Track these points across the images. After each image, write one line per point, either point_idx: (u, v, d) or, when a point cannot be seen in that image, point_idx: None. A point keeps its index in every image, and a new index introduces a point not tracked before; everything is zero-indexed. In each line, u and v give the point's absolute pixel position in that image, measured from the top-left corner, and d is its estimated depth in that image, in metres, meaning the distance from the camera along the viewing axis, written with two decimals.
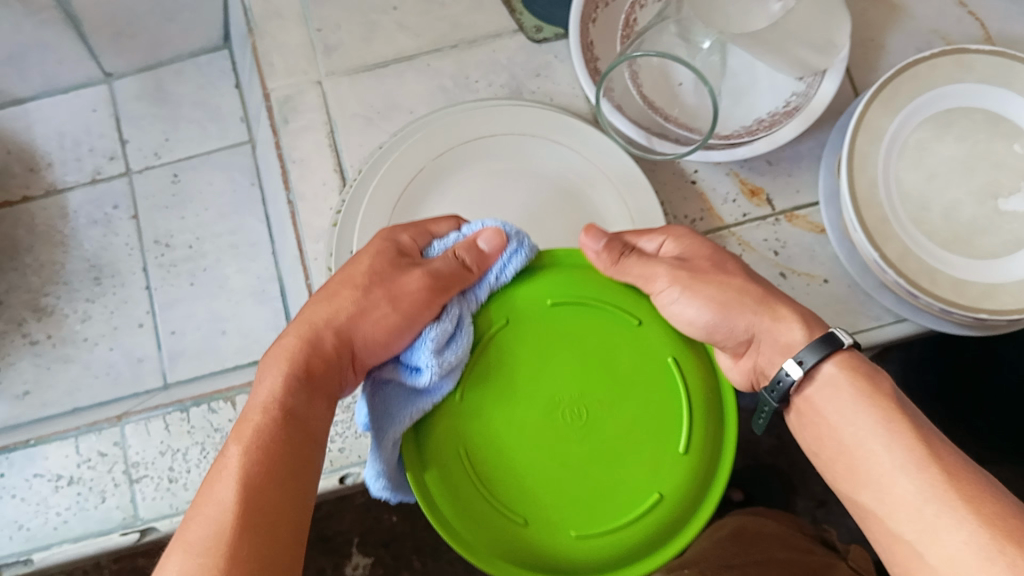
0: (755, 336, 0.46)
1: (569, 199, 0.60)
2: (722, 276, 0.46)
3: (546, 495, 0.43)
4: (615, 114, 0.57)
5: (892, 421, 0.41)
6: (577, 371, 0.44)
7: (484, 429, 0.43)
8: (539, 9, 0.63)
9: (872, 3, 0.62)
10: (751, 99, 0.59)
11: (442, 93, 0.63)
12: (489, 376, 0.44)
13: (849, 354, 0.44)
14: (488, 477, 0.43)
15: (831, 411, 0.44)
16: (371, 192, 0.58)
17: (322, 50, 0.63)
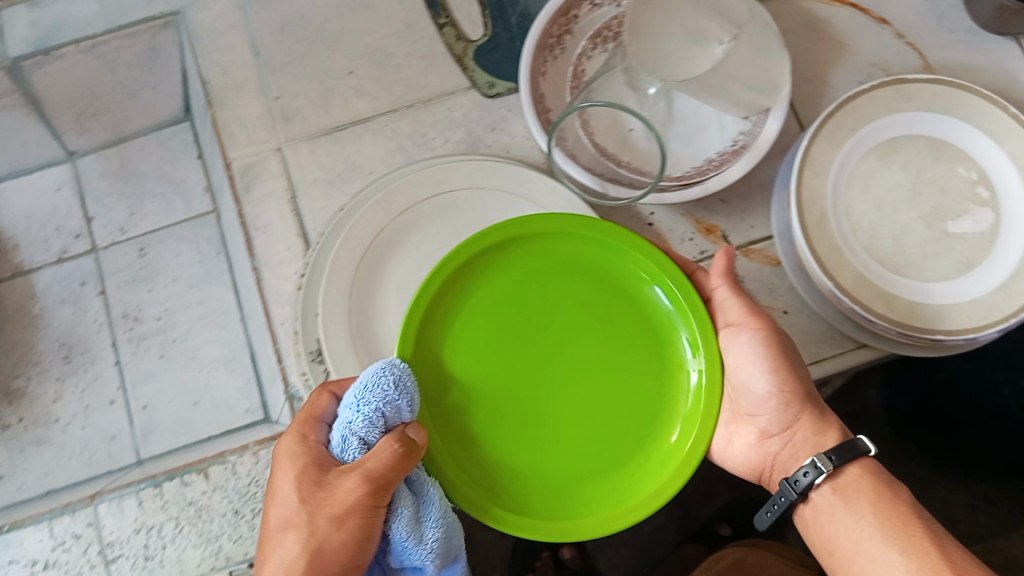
0: (794, 425, 0.51)
1: None
2: (796, 364, 0.51)
3: (490, 396, 0.50)
4: (568, 163, 0.57)
5: (908, 525, 0.46)
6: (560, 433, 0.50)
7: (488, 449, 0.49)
8: (491, 66, 0.65)
9: (813, 42, 0.64)
10: (701, 140, 0.60)
11: (399, 153, 0.64)
12: (524, 472, 0.49)
13: (870, 461, 0.49)
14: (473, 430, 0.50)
15: (847, 513, 0.47)
16: (333, 252, 0.58)
17: (281, 118, 0.64)
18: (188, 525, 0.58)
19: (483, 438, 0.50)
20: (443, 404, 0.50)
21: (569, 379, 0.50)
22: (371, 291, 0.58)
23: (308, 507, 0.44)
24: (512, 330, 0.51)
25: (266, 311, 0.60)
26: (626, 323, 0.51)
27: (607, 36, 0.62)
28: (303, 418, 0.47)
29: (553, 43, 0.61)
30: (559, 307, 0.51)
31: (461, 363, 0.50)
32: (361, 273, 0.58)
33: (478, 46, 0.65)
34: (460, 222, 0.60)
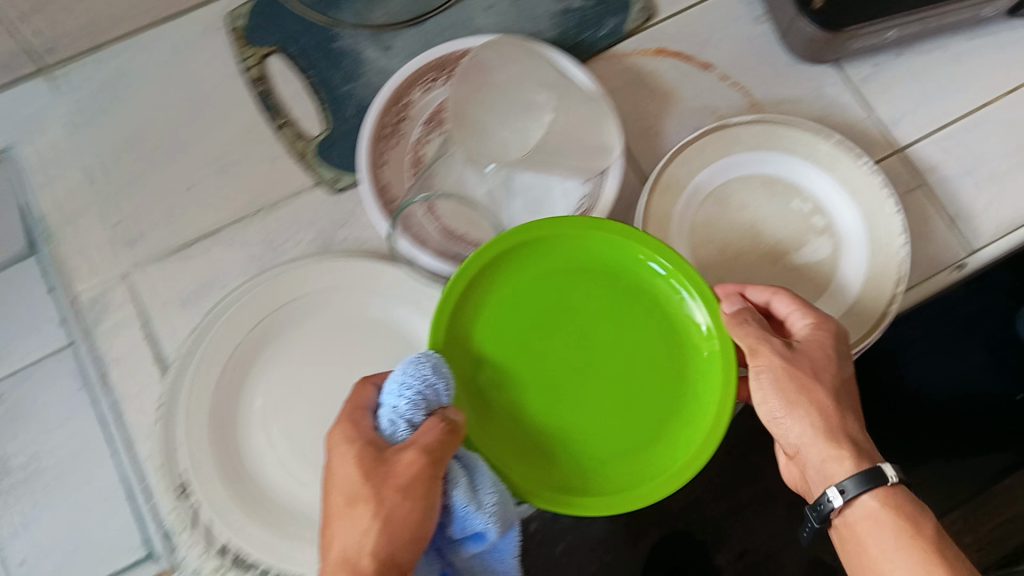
0: (807, 452, 0.48)
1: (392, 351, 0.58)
2: (817, 386, 0.48)
3: (509, 382, 0.51)
4: (415, 250, 0.57)
5: (930, 566, 0.42)
6: (591, 409, 0.50)
7: (544, 423, 0.50)
8: (335, 159, 0.64)
9: (643, 95, 0.66)
10: (550, 209, 0.60)
11: (252, 262, 0.62)
12: (557, 459, 0.50)
13: (893, 489, 0.45)
14: (522, 410, 0.50)
15: (872, 548, 0.45)
16: (189, 384, 0.56)
17: (124, 244, 0.62)
18: None
19: (512, 417, 0.50)
20: (500, 379, 0.51)
21: (596, 358, 0.51)
22: (235, 416, 0.57)
23: (374, 482, 0.39)
24: (564, 308, 0.52)
25: (130, 447, 0.59)
26: (632, 301, 0.52)
27: (439, 120, 0.62)
28: (370, 406, 0.44)
29: (389, 133, 0.61)
30: (557, 293, 0.52)
31: (488, 337, 0.51)
32: (222, 399, 0.57)
33: (319, 143, 0.64)
34: (320, 323, 0.59)
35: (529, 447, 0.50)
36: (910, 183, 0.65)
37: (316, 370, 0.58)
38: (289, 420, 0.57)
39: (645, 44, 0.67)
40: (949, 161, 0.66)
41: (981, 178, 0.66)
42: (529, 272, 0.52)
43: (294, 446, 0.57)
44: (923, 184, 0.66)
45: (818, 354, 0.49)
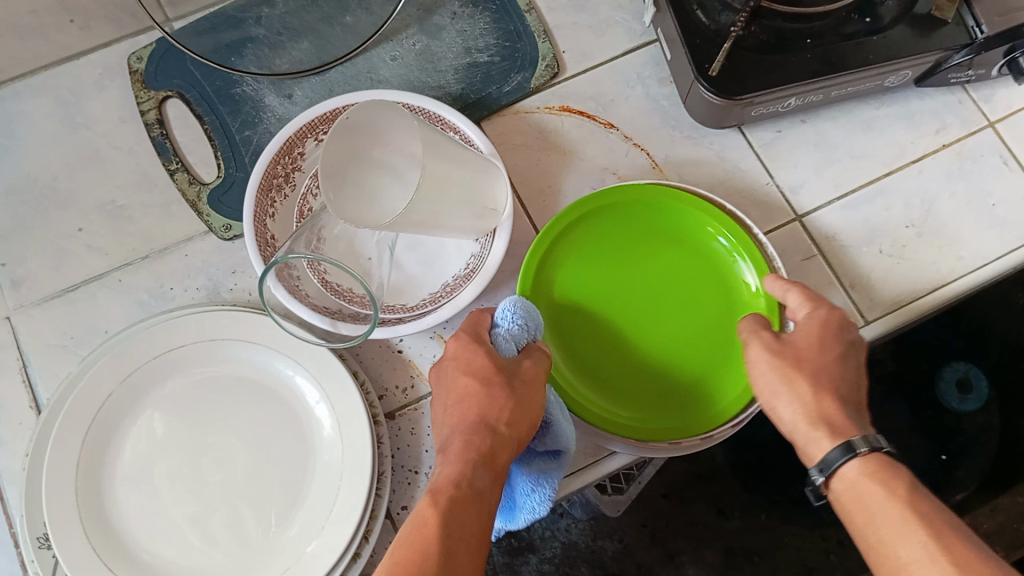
0: (797, 434, 0.49)
1: (270, 403, 0.58)
2: (815, 360, 0.50)
3: (635, 312, 0.58)
4: (294, 303, 0.56)
5: (912, 517, 0.42)
6: (625, 349, 0.58)
7: (609, 355, 0.58)
8: (227, 208, 0.64)
9: (544, 152, 0.66)
10: (442, 265, 0.61)
11: (138, 307, 0.62)
12: (624, 393, 0.57)
13: (876, 455, 0.46)
14: (579, 342, 0.58)
15: (857, 512, 0.44)
16: (54, 435, 0.55)
17: (10, 285, 0.62)
18: None
19: (594, 358, 0.57)
20: (555, 317, 0.58)
21: (648, 302, 0.58)
22: (102, 466, 0.56)
23: (483, 382, 0.50)
24: (611, 272, 0.59)
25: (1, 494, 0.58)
26: (692, 259, 0.59)
27: None
28: (470, 336, 0.53)
29: (281, 183, 0.61)
30: (635, 250, 0.59)
31: (574, 279, 0.58)
32: (90, 447, 0.56)
33: (212, 189, 0.64)
34: (199, 372, 0.59)
35: (655, 371, 0.57)
36: (810, 251, 0.64)
37: (192, 420, 0.58)
38: (161, 470, 0.57)
39: (550, 101, 0.67)
40: (851, 229, 0.65)
41: (880, 249, 0.64)
42: (587, 238, 0.59)
43: (162, 497, 0.57)
44: (822, 252, 0.64)
45: (805, 342, 0.51)
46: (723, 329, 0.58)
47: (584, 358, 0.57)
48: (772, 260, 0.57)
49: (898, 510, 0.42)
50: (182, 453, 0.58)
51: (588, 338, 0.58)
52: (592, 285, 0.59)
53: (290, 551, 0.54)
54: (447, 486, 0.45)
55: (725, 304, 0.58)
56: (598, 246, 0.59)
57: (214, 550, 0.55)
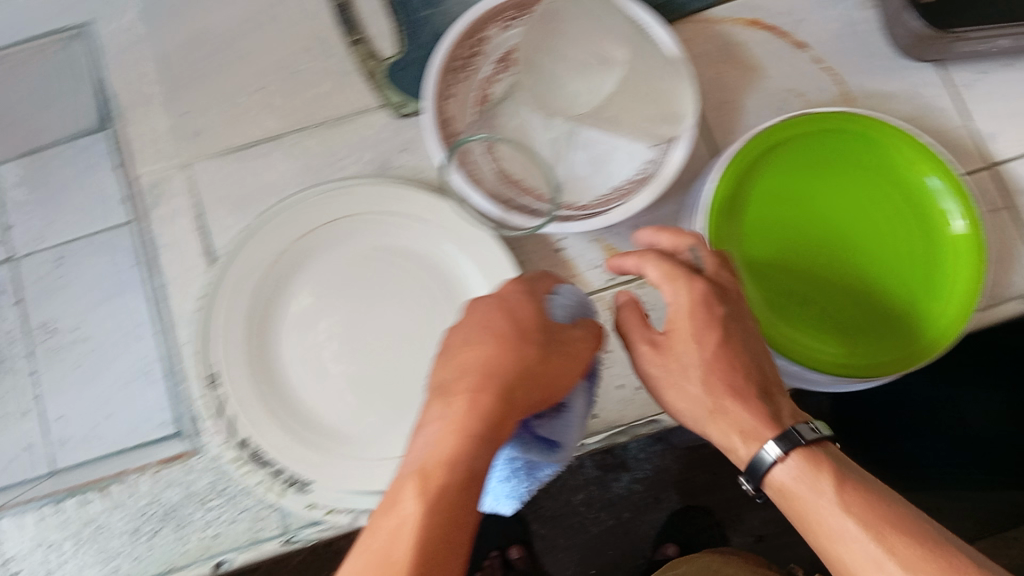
0: (710, 431, 0.46)
1: (432, 280, 0.60)
2: (728, 355, 0.46)
3: (823, 235, 0.57)
4: (472, 189, 0.57)
5: (849, 513, 0.41)
6: (813, 269, 0.57)
7: (796, 276, 0.57)
8: (404, 84, 0.64)
9: (729, 65, 0.64)
10: (610, 167, 0.60)
11: (308, 172, 0.63)
12: (810, 316, 0.57)
13: (806, 450, 0.44)
14: (767, 261, 0.57)
15: (797, 511, 0.44)
16: (228, 281, 0.57)
17: (189, 134, 0.63)
18: (86, 544, 0.59)
19: (786, 288, 0.57)
20: (748, 235, 0.57)
21: (837, 226, 0.58)
22: (270, 319, 0.59)
23: (554, 338, 0.42)
24: (798, 193, 0.58)
25: (173, 334, 0.61)
26: (881, 187, 0.58)
27: (510, 61, 0.61)
28: (581, 328, 0.44)
29: (460, 66, 0.60)
30: (826, 171, 0.58)
31: (765, 197, 0.57)
32: (261, 300, 0.58)
33: (391, 64, 0.64)
34: (370, 242, 0.60)
35: (843, 293, 0.57)
36: (996, 204, 0.61)
37: (356, 289, 0.60)
38: (325, 330, 0.59)
39: (741, 12, 0.64)
40: None
41: None
42: (774, 169, 0.58)
43: (325, 355, 0.59)
44: (1008, 208, 0.61)
45: (676, 343, 0.46)
46: (917, 264, 0.57)
47: (771, 279, 0.57)
48: (972, 195, 0.55)
49: (830, 509, 0.42)
50: (346, 316, 0.60)
51: (776, 259, 0.57)
52: (782, 203, 0.57)
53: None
54: (472, 446, 0.36)
55: (921, 241, 0.57)
56: (790, 163, 0.58)
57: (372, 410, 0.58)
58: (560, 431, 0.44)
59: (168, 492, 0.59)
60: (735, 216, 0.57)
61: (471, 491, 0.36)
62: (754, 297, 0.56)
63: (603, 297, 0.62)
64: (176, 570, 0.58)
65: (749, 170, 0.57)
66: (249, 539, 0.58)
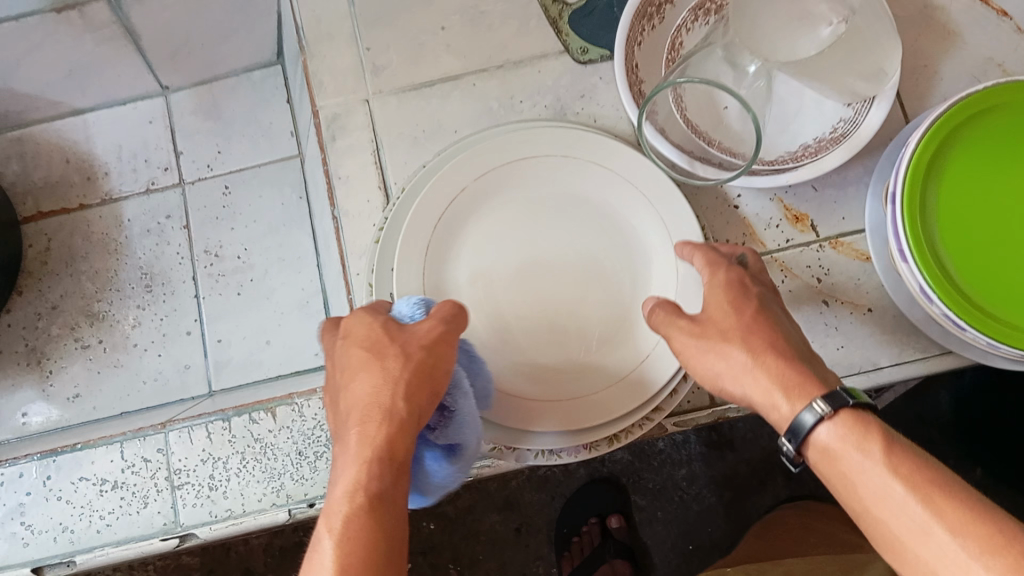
0: (757, 405, 0.47)
1: (609, 227, 0.59)
2: (726, 341, 0.48)
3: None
4: (659, 139, 0.56)
5: (896, 472, 0.40)
6: (1010, 237, 0.54)
7: (994, 244, 0.54)
8: (586, 32, 0.64)
9: (927, 29, 0.61)
10: (796, 126, 0.58)
11: (485, 113, 0.63)
12: (1009, 288, 0.53)
13: (850, 411, 0.43)
14: (964, 228, 0.54)
15: (843, 472, 0.42)
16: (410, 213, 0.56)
17: (371, 70, 0.64)
18: (252, 461, 0.59)
19: (985, 257, 0.53)
20: (943, 199, 0.54)
21: None
22: (444, 255, 0.58)
23: (381, 354, 0.46)
24: (997, 157, 0.55)
25: (344, 263, 0.62)
26: None
27: (709, 9, 0.60)
28: (447, 329, 0.47)
29: (652, 13, 0.59)
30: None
31: (963, 160, 0.54)
32: (438, 235, 0.57)
33: (574, 10, 0.64)
34: (543, 186, 0.59)
35: None
36: None
37: (530, 231, 0.59)
38: (499, 269, 0.58)
39: None
40: None
41: None
42: (980, 139, 0.54)
43: (497, 297, 0.58)
44: None
45: (717, 314, 0.49)
46: None
47: (969, 247, 0.53)
48: None
49: (876, 468, 0.41)
50: (518, 259, 0.58)
51: (973, 227, 0.54)
52: (979, 167, 0.54)
53: (616, 369, 0.56)
54: (370, 474, 0.42)
55: None
56: (989, 125, 0.54)
57: (542, 356, 0.57)
58: (458, 435, 0.49)
59: None
60: (930, 179, 0.54)
61: (384, 511, 0.41)
62: (943, 257, 0.53)
63: (779, 259, 0.60)
64: None
65: (949, 132, 0.54)
66: None
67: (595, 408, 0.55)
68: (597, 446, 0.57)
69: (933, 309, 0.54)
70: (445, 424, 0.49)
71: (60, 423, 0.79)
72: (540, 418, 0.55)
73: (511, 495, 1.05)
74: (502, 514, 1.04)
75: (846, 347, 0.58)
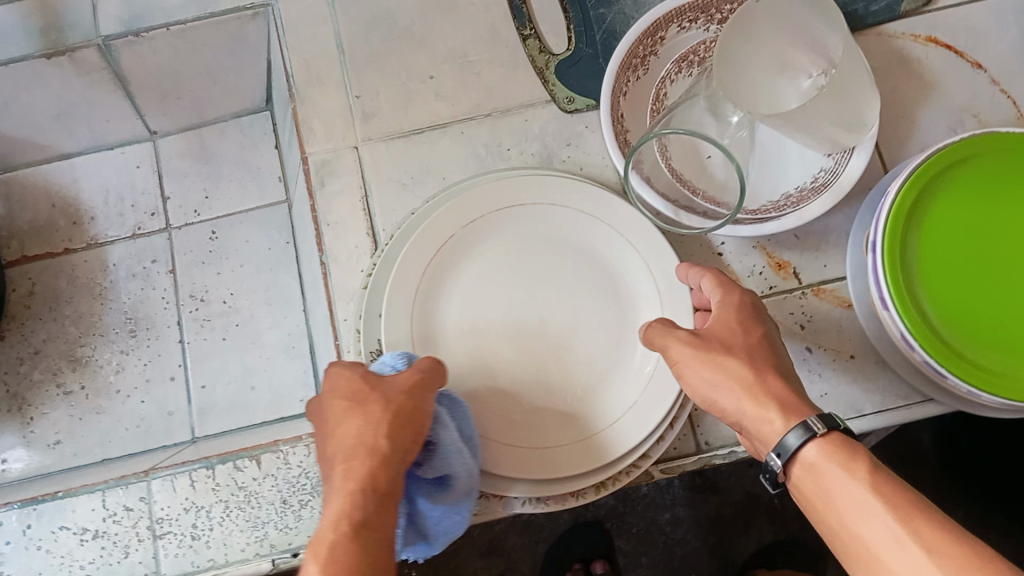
0: (745, 424, 0.46)
1: (599, 278, 0.59)
2: (729, 353, 0.47)
3: (1001, 249, 0.55)
4: (644, 187, 0.57)
5: (875, 497, 0.40)
6: (988, 283, 0.55)
7: (972, 289, 0.55)
8: (573, 81, 0.65)
9: (904, 80, 0.63)
10: (780, 174, 0.60)
11: (473, 160, 0.64)
12: (985, 332, 0.54)
13: (829, 436, 0.43)
14: (943, 272, 0.54)
15: (822, 494, 0.42)
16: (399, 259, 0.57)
17: (360, 116, 0.64)
18: (236, 510, 0.58)
19: (963, 301, 0.54)
20: (924, 244, 0.55)
21: (1017, 240, 0.55)
22: (429, 304, 0.58)
23: (360, 399, 0.47)
24: (978, 204, 0.56)
25: (331, 307, 0.62)
26: None
27: (692, 61, 0.61)
28: (425, 375, 0.48)
29: (638, 64, 0.60)
30: (1008, 184, 0.56)
31: (943, 207, 0.55)
32: (426, 279, 0.57)
33: (561, 60, 0.65)
34: (529, 234, 0.60)
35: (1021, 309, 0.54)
36: None
37: (519, 280, 0.59)
38: (485, 315, 0.58)
39: (916, 28, 0.64)
40: None
41: None
42: (960, 185, 0.55)
43: (482, 346, 0.58)
44: None
45: (722, 332, 0.49)
46: None
47: (947, 291, 0.54)
48: None
49: (857, 490, 0.40)
50: (502, 309, 0.58)
51: (952, 272, 0.55)
52: (959, 213, 0.55)
53: (597, 419, 0.56)
54: (353, 505, 0.41)
55: None
56: (971, 173, 0.56)
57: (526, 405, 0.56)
58: (444, 468, 0.49)
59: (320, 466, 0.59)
60: (911, 224, 0.55)
61: (369, 539, 0.41)
62: (923, 303, 0.54)
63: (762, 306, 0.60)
64: None
65: (930, 179, 0.55)
66: None
67: (574, 459, 0.55)
68: (583, 494, 0.56)
69: (914, 354, 0.54)
70: (430, 458, 0.49)
71: (42, 467, 0.78)
72: (525, 468, 0.54)
73: (494, 536, 1.04)
74: (486, 559, 1.03)
75: (830, 394, 0.58)
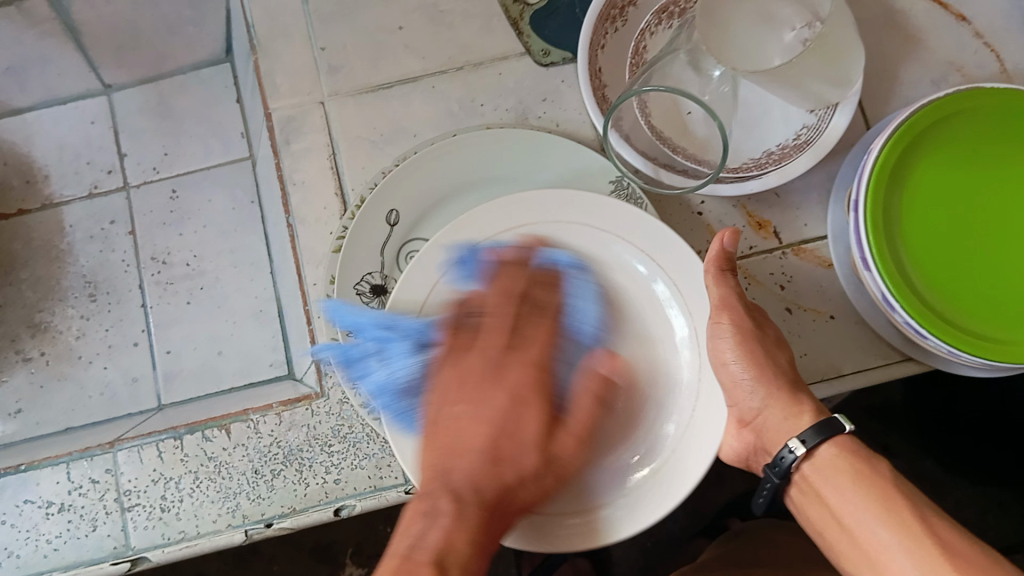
0: (762, 419, 0.54)
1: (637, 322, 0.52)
2: (773, 350, 0.53)
3: (982, 204, 0.54)
4: (623, 145, 0.55)
5: (893, 497, 0.48)
6: (962, 238, 0.54)
7: (946, 243, 0.54)
8: (549, 33, 0.62)
9: (887, 32, 0.61)
10: (761, 130, 0.58)
11: (446, 117, 0.62)
12: (958, 289, 0.53)
13: (850, 439, 0.50)
14: (919, 229, 0.54)
15: (831, 493, 0.49)
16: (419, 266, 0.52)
17: (326, 70, 0.62)
18: (207, 480, 0.57)
19: (939, 258, 0.53)
20: (905, 200, 0.54)
21: (998, 195, 0.54)
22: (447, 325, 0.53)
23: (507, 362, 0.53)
24: (961, 158, 0.54)
25: (299, 270, 0.60)
26: None
27: (672, 12, 0.59)
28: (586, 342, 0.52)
29: (616, 15, 0.57)
30: (995, 138, 0.54)
31: (924, 163, 0.54)
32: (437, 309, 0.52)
33: (536, 11, 0.63)
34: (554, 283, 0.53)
35: (994, 264, 0.54)
36: None
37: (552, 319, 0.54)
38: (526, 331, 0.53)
39: None
40: None
41: None
42: (945, 138, 0.54)
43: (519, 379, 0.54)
44: None
45: (771, 331, 0.54)
46: None
47: (921, 245, 0.53)
48: None
49: (872, 487, 0.48)
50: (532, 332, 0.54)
51: (929, 226, 0.54)
52: (941, 170, 0.54)
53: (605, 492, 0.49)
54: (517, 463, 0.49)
55: None
56: (956, 126, 0.54)
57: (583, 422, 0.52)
58: None
59: (291, 434, 0.57)
60: (895, 177, 0.54)
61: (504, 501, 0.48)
62: (901, 259, 0.53)
63: (742, 267, 0.59)
64: (295, 514, 0.55)
65: (917, 132, 0.54)
66: (370, 485, 0.55)
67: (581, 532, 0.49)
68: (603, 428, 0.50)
69: (896, 315, 0.54)
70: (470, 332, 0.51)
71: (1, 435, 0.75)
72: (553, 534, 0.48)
73: None
74: None
75: (810, 354, 0.58)
